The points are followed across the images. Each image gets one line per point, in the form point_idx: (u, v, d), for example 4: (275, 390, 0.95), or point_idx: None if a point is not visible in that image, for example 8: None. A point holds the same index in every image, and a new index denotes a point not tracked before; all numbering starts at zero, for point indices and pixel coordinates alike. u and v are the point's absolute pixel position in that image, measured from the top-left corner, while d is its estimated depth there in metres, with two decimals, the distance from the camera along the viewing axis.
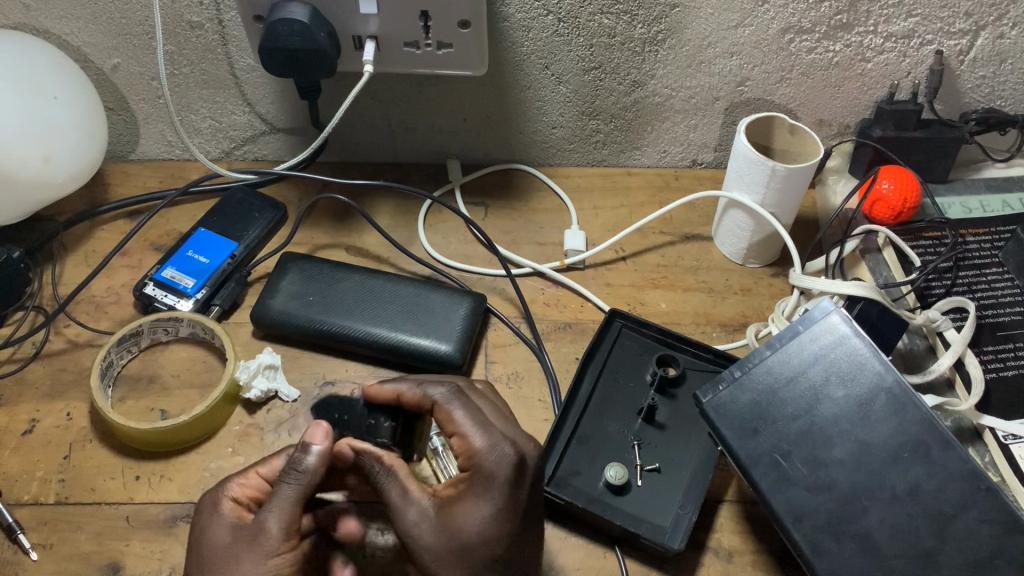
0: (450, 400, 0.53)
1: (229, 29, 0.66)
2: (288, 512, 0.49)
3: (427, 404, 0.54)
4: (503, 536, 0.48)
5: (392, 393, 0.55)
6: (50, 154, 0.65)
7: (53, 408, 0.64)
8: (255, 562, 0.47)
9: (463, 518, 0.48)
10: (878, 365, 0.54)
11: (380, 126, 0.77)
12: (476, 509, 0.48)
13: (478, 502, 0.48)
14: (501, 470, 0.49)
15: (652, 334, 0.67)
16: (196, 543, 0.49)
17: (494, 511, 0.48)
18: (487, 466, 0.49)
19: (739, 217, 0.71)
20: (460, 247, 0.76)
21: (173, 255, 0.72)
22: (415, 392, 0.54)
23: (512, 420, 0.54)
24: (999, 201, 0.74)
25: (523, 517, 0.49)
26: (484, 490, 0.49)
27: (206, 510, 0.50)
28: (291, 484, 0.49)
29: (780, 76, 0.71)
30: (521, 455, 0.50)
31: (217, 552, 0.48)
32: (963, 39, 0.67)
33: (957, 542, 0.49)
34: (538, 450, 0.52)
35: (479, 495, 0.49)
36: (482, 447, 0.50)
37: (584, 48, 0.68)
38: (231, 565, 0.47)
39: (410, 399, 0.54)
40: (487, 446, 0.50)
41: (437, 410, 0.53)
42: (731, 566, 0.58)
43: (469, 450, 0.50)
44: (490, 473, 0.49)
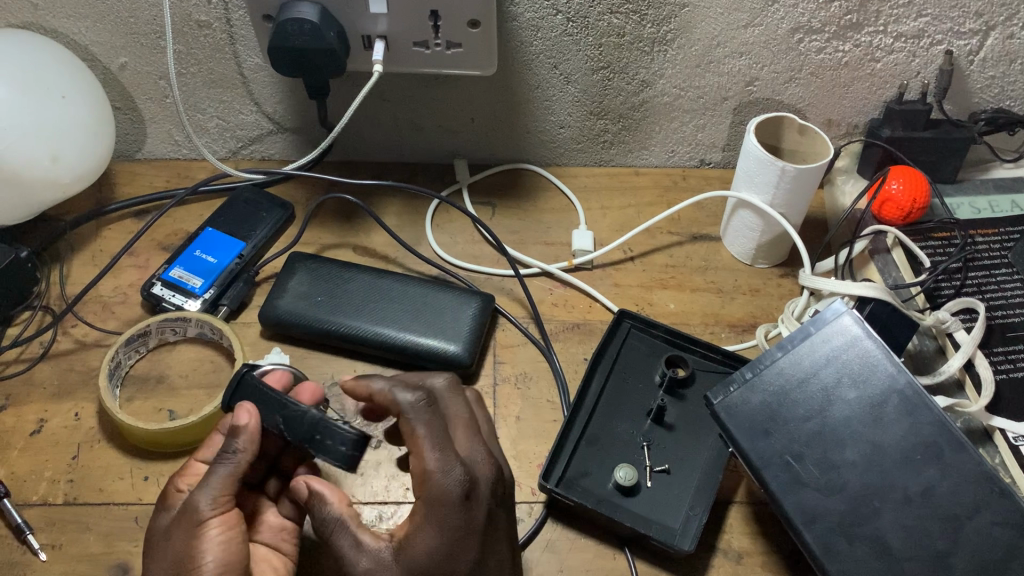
0: (417, 408, 0.50)
1: (237, 28, 0.66)
2: (217, 488, 0.49)
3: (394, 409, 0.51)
4: (460, 563, 0.47)
5: (365, 394, 0.52)
6: (58, 154, 0.65)
7: (61, 408, 0.64)
8: (185, 537, 0.48)
9: (417, 551, 0.47)
10: (890, 366, 0.54)
11: (387, 126, 0.77)
12: (428, 539, 0.47)
13: (427, 532, 0.47)
14: (450, 494, 0.47)
15: (661, 335, 0.67)
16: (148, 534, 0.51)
17: (445, 541, 0.47)
18: (436, 489, 0.48)
19: (748, 217, 0.71)
20: (467, 247, 0.76)
21: (180, 255, 0.71)
22: (384, 393, 0.52)
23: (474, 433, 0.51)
24: (1008, 202, 0.74)
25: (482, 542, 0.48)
26: (435, 516, 0.47)
27: (158, 503, 0.52)
28: (219, 463, 0.50)
29: (789, 77, 0.71)
30: (469, 476, 0.48)
31: (162, 541, 0.49)
32: (973, 39, 0.67)
33: (970, 544, 0.48)
34: (492, 469, 0.50)
35: (430, 526, 0.47)
36: (431, 469, 0.48)
37: (593, 48, 0.68)
38: (168, 540, 0.49)
39: (381, 400, 0.52)
40: (436, 468, 0.48)
41: (401, 416, 0.51)
42: (741, 567, 0.57)
43: (421, 471, 0.48)
44: (438, 499, 0.47)
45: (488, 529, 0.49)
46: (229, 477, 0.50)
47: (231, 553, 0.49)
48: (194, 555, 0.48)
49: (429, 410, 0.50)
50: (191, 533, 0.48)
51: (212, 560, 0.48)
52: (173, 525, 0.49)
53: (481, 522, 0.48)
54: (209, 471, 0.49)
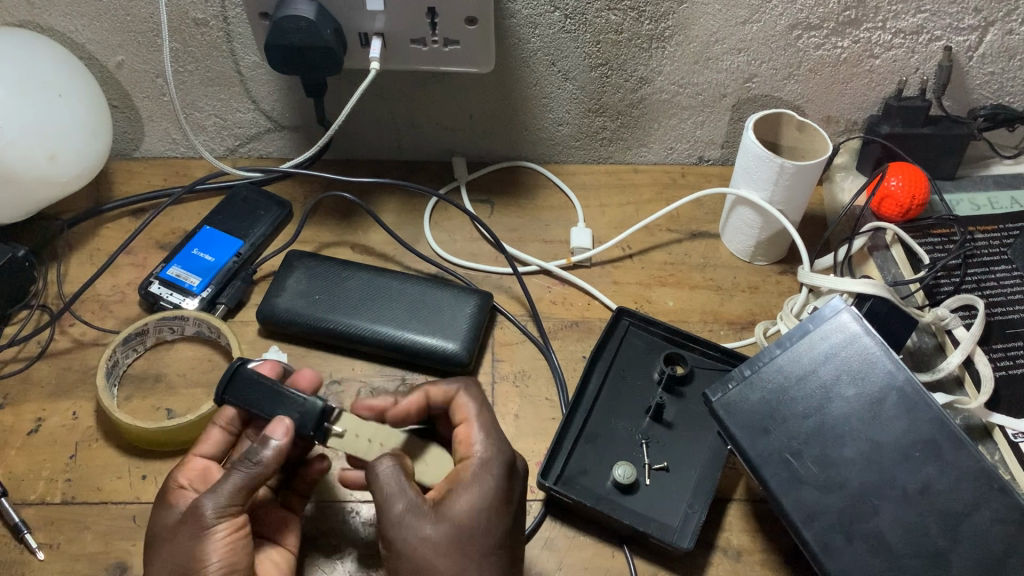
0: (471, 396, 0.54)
1: (234, 26, 0.66)
2: (228, 495, 0.49)
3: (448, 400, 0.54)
4: (495, 527, 0.49)
5: (421, 394, 0.55)
6: (56, 153, 0.65)
7: (59, 407, 0.64)
8: (190, 538, 0.48)
9: (456, 505, 0.48)
10: (889, 363, 0.54)
11: (385, 124, 0.77)
12: (473, 495, 0.49)
13: (470, 491, 0.49)
14: (500, 460, 0.51)
15: (660, 333, 0.67)
16: (151, 528, 0.51)
17: (489, 501, 0.49)
18: (483, 454, 0.51)
19: (747, 214, 0.70)
20: (466, 244, 0.76)
21: (178, 253, 0.71)
22: (441, 387, 0.55)
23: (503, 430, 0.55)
24: (1007, 198, 0.73)
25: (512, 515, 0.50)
26: (480, 476, 0.50)
27: (161, 502, 0.52)
28: (236, 472, 0.49)
29: (788, 73, 0.70)
30: (514, 455, 0.52)
31: (168, 536, 0.49)
32: (972, 35, 0.66)
33: (970, 541, 0.48)
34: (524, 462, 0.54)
35: (473, 484, 0.49)
36: (477, 439, 0.52)
37: (591, 44, 0.68)
38: (172, 538, 0.49)
39: (437, 397, 0.55)
40: (482, 438, 0.52)
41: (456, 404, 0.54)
42: (740, 565, 0.57)
43: (467, 441, 0.52)
44: (486, 462, 0.50)
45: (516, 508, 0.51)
46: (242, 487, 0.49)
47: (237, 555, 0.49)
48: (199, 559, 0.47)
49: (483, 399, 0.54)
50: (195, 537, 0.48)
51: (215, 564, 0.48)
52: (180, 523, 0.49)
53: (516, 498, 0.51)
54: (225, 477, 0.49)
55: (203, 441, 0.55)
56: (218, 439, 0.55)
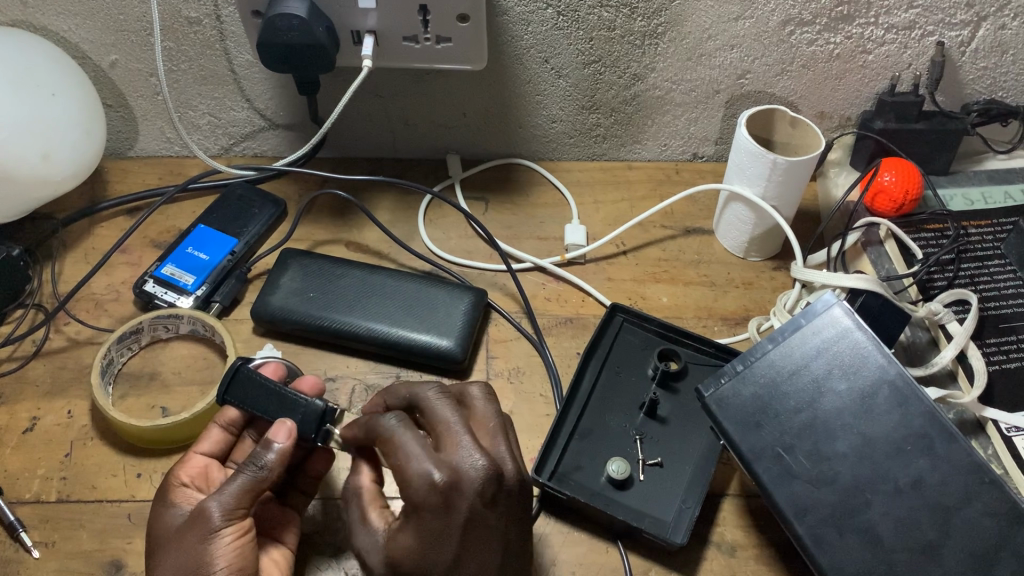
0: (393, 428, 0.49)
1: (228, 25, 0.66)
2: (233, 497, 0.49)
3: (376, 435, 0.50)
4: (432, 565, 0.47)
5: (350, 434, 0.53)
6: (50, 152, 0.65)
7: (54, 406, 0.64)
8: (195, 541, 0.48)
9: (400, 545, 0.49)
10: (881, 357, 0.54)
11: (380, 122, 0.77)
12: (409, 539, 0.48)
13: (406, 532, 0.48)
14: (422, 500, 0.46)
15: (655, 329, 0.67)
16: (154, 527, 0.51)
17: (423, 540, 0.47)
18: (414, 496, 0.47)
19: (740, 210, 0.71)
20: (461, 241, 0.76)
21: (173, 252, 0.71)
22: (364, 424, 0.51)
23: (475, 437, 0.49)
24: (1001, 193, 0.73)
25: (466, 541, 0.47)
26: (416, 519, 0.47)
27: (162, 501, 0.52)
28: (240, 474, 0.50)
29: (781, 69, 0.70)
30: (449, 479, 0.46)
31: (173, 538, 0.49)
32: (965, 30, 0.66)
33: (961, 535, 0.48)
34: (483, 469, 0.47)
35: (412, 525, 0.48)
36: (409, 476, 0.47)
37: (584, 41, 0.68)
38: (178, 542, 0.49)
39: (364, 434, 0.51)
40: (413, 474, 0.47)
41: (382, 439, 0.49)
42: (734, 561, 0.57)
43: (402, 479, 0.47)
44: (416, 503, 0.47)
45: (478, 526, 0.47)
46: (246, 491, 0.49)
47: (243, 558, 0.49)
48: (206, 561, 0.48)
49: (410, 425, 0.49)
50: (200, 541, 0.48)
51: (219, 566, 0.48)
52: (185, 525, 0.49)
53: (460, 525, 0.47)
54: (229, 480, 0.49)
55: (202, 439, 0.56)
56: (218, 438, 0.56)
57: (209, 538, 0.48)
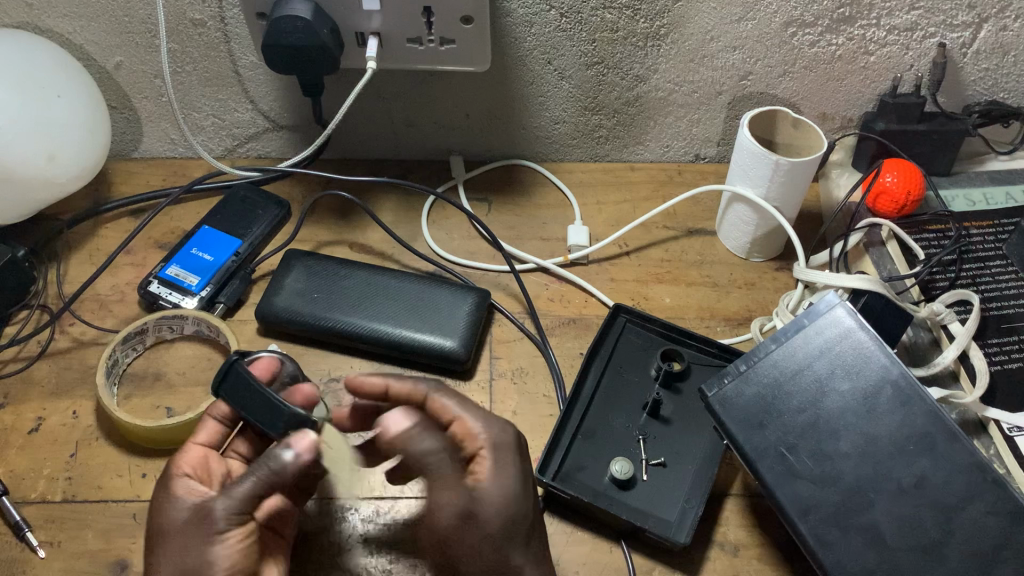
0: (440, 387, 0.52)
1: (232, 27, 0.66)
2: (242, 500, 0.49)
3: (417, 396, 0.52)
4: (525, 506, 0.51)
5: (382, 386, 0.52)
6: (54, 154, 0.65)
7: (59, 406, 0.64)
8: (201, 542, 0.48)
9: (491, 491, 0.50)
10: (883, 357, 0.54)
11: (383, 123, 0.77)
12: (495, 479, 0.50)
13: (499, 474, 0.50)
14: (506, 443, 0.51)
15: (657, 329, 0.67)
16: (155, 518, 0.51)
17: (516, 480, 0.50)
18: (495, 438, 0.51)
19: (742, 211, 0.71)
20: (464, 242, 0.76)
21: (177, 253, 0.72)
22: (405, 384, 0.52)
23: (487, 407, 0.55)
24: (1003, 194, 0.74)
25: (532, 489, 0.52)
26: (498, 460, 0.51)
27: (163, 492, 0.51)
28: (252, 477, 0.49)
29: (783, 70, 0.71)
30: (517, 431, 0.53)
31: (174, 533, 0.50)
32: (966, 31, 0.67)
33: (964, 533, 0.49)
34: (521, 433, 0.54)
35: (492, 467, 0.50)
36: (478, 428, 0.51)
37: (587, 43, 0.68)
38: (183, 539, 0.49)
39: (401, 392, 0.52)
40: (483, 427, 0.51)
41: (428, 399, 0.52)
42: (737, 560, 0.58)
43: (472, 431, 0.51)
44: (498, 446, 0.51)
45: (531, 479, 0.53)
46: (257, 494, 0.49)
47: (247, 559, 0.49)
48: (208, 563, 0.48)
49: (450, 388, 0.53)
50: (206, 541, 0.48)
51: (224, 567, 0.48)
52: (189, 520, 0.49)
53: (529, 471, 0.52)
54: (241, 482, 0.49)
55: (200, 431, 0.55)
56: (213, 429, 0.55)
57: (214, 539, 0.49)
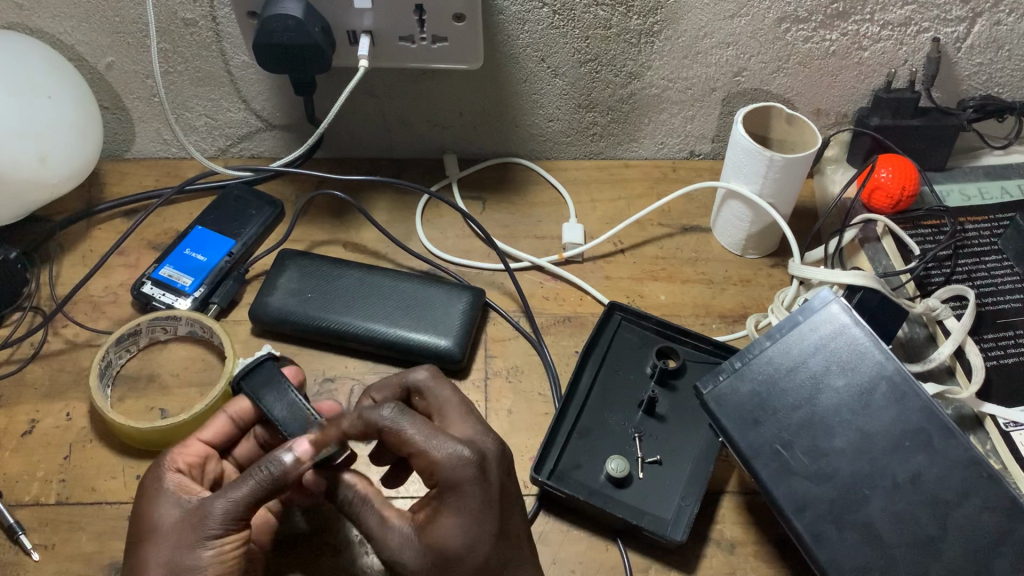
0: (397, 417, 0.49)
1: (223, 26, 0.66)
2: (243, 502, 0.47)
3: (372, 431, 0.49)
4: (486, 541, 0.47)
5: (334, 435, 0.49)
6: (46, 154, 0.65)
7: (52, 408, 0.64)
8: (194, 546, 0.46)
9: (440, 530, 0.47)
10: (878, 353, 0.54)
11: (376, 122, 0.77)
12: (452, 521, 0.47)
13: (451, 514, 0.47)
14: (463, 478, 0.47)
15: (652, 327, 0.67)
16: (143, 515, 0.49)
17: (472, 517, 0.47)
18: (451, 476, 0.47)
19: (738, 207, 0.71)
20: (458, 241, 0.76)
21: (170, 253, 0.71)
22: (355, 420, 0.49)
23: (474, 419, 0.52)
24: (998, 188, 0.74)
25: (502, 514, 0.48)
26: (456, 501, 0.47)
27: (152, 477, 0.51)
28: (254, 479, 0.47)
29: (777, 66, 0.71)
30: (478, 454, 0.48)
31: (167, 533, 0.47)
32: (960, 26, 0.66)
33: (959, 529, 0.49)
34: (497, 442, 0.50)
35: (452, 509, 0.47)
36: (439, 458, 0.47)
37: (580, 40, 0.68)
38: (173, 540, 0.46)
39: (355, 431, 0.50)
40: (445, 456, 0.47)
41: (384, 432, 0.49)
42: (733, 557, 0.58)
43: (429, 465, 0.48)
44: (454, 482, 0.47)
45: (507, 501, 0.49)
46: (256, 497, 0.47)
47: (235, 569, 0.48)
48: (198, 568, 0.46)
49: (413, 415, 0.49)
50: (198, 543, 0.46)
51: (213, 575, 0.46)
52: (183, 520, 0.47)
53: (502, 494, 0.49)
54: (242, 481, 0.47)
55: (205, 427, 0.55)
56: (221, 428, 0.56)
57: (206, 543, 0.46)
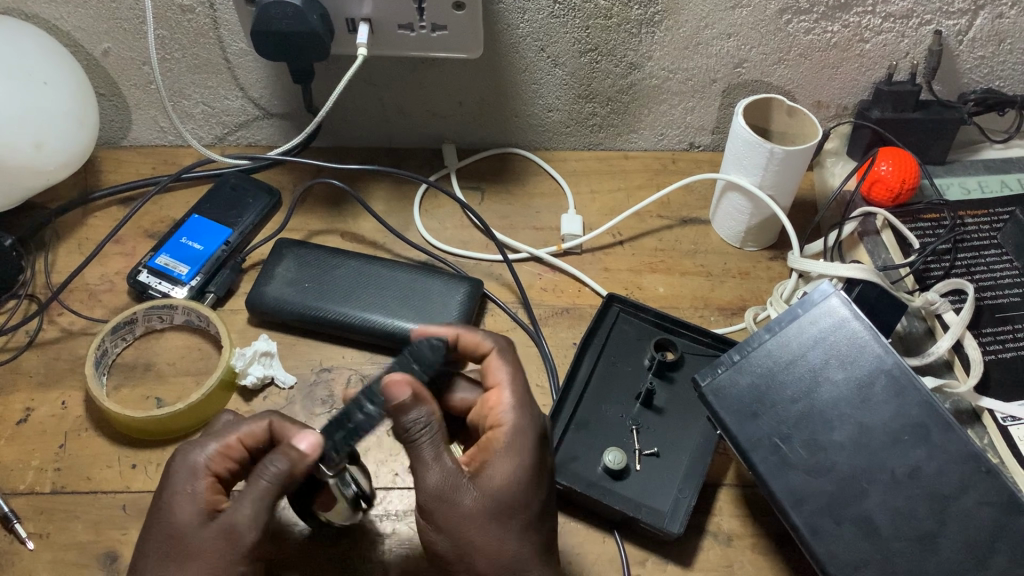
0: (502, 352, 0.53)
1: (220, 13, 0.66)
2: (259, 512, 0.46)
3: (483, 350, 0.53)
4: (532, 497, 0.48)
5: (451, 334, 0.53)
6: (42, 142, 0.64)
7: (48, 397, 0.64)
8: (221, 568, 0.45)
9: (495, 475, 0.47)
10: (878, 347, 0.54)
11: (374, 111, 0.77)
12: (508, 467, 0.47)
13: (508, 459, 0.48)
14: (531, 428, 0.49)
15: (650, 319, 0.67)
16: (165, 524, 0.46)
17: (529, 468, 0.48)
18: (520, 423, 0.49)
19: (737, 200, 0.70)
20: (456, 232, 0.76)
21: (166, 242, 0.71)
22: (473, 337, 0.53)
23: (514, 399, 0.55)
24: (997, 182, 0.73)
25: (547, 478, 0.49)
26: (517, 446, 0.48)
27: (180, 479, 0.48)
28: (264, 482, 0.46)
29: (778, 58, 0.70)
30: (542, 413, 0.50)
31: (188, 552, 0.45)
32: (962, 19, 0.66)
33: (958, 523, 0.48)
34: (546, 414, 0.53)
35: (509, 455, 0.48)
36: (514, 406, 0.49)
37: (581, 29, 0.67)
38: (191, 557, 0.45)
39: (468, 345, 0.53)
40: (518, 405, 0.50)
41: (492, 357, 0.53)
42: (731, 550, 0.58)
43: (502, 409, 0.50)
44: (518, 428, 0.49)
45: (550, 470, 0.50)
46: (269, 500, 0.46)
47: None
48: None
49: (514, 361, 0.53)
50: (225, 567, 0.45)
51: None
52: (208, 538, 0.45)
53: (548, 464, 0.50)
54: (253, 485, 0.46)
55: (249, 428, 0.51)
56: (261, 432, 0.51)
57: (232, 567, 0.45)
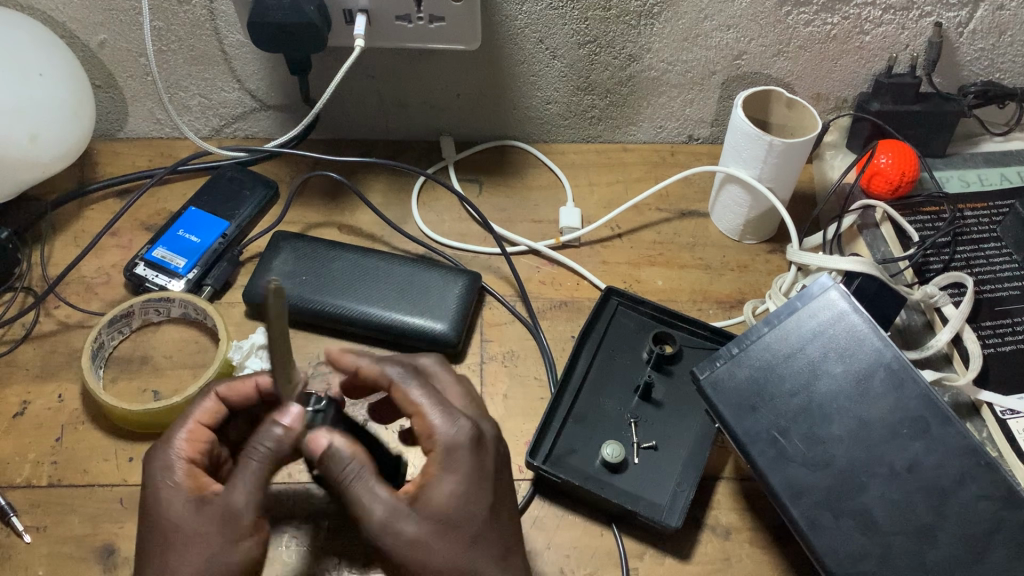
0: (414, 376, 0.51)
1: (217, 4, 0.65)
2: (256, 486, 0.45)
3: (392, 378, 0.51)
4: (476, 511, 0.46)
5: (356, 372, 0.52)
6: (38, 134, 0.64)
7: (44, 390, 0.64)
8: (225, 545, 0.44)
9: (434, 496, 0.46)
10: (877, 341, 0.53)
11: (372, 103, 0.76)
12: (444, 487, 0.46)
13: (445, 479, 0.46)
14: (462, 442, 0.47)
15: (649, 313, 0.67)
16: (152, 514, 0.46)
17: (463, 484, 0.46)
18: (448, 439, 0.47)
19: (736, 192, 0.70)
20: (454, 225, 0.75)
21: (163, 234, 0.71)
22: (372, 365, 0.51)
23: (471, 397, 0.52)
24: (998, 175, 0.73)
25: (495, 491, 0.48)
26: (451, 464, 0.47)
27: (157, 469, 0.48)
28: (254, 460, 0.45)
29: (777, 50, 0.70)
30: (477, 427, 0.48)
31: (188, 538, 0.44)
32: (963, 10, 0.66)
33: (955, 518, 0.48)
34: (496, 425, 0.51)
35: (445, 474, 0.47)
36: (438, 423, 0.48)
37: (580, 21, 0.67)
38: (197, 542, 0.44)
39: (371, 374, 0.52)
40: (442, 422, 0.48)
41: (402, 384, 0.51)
42: (729, 543, 0.57)
43: (427, 429, 0.48)
44: (448, 447, 0.47)
45: (498, 479, 0.49)
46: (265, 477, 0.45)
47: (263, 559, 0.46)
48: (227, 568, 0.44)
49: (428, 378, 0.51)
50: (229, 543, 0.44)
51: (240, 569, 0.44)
52: (204, 518, 0.45)
53: (491, 470, 0.48)
54: (245, 466, 0.45)
55: (199, 410, 0.51)
56: (214, 409, 0.51)
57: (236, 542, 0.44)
